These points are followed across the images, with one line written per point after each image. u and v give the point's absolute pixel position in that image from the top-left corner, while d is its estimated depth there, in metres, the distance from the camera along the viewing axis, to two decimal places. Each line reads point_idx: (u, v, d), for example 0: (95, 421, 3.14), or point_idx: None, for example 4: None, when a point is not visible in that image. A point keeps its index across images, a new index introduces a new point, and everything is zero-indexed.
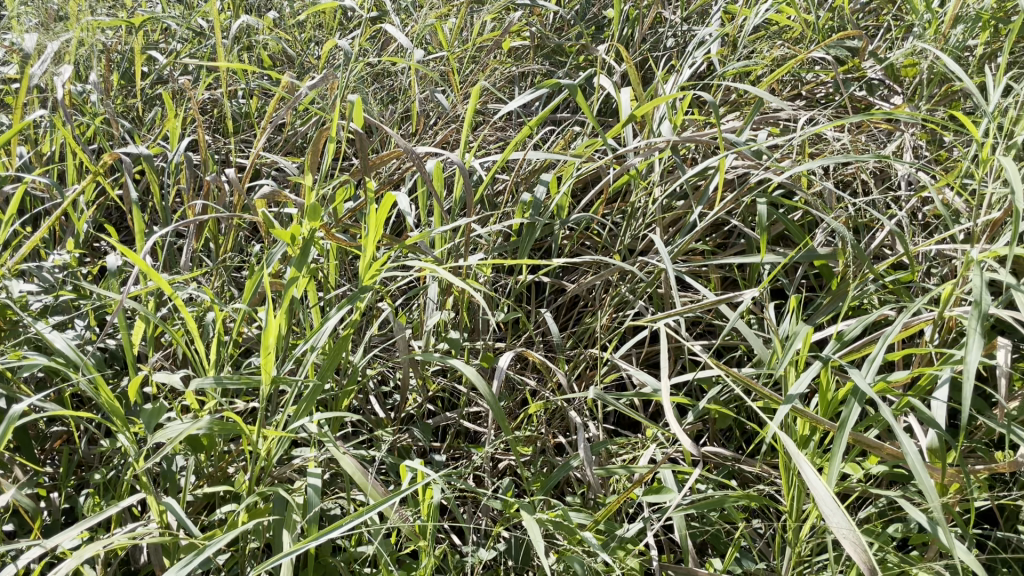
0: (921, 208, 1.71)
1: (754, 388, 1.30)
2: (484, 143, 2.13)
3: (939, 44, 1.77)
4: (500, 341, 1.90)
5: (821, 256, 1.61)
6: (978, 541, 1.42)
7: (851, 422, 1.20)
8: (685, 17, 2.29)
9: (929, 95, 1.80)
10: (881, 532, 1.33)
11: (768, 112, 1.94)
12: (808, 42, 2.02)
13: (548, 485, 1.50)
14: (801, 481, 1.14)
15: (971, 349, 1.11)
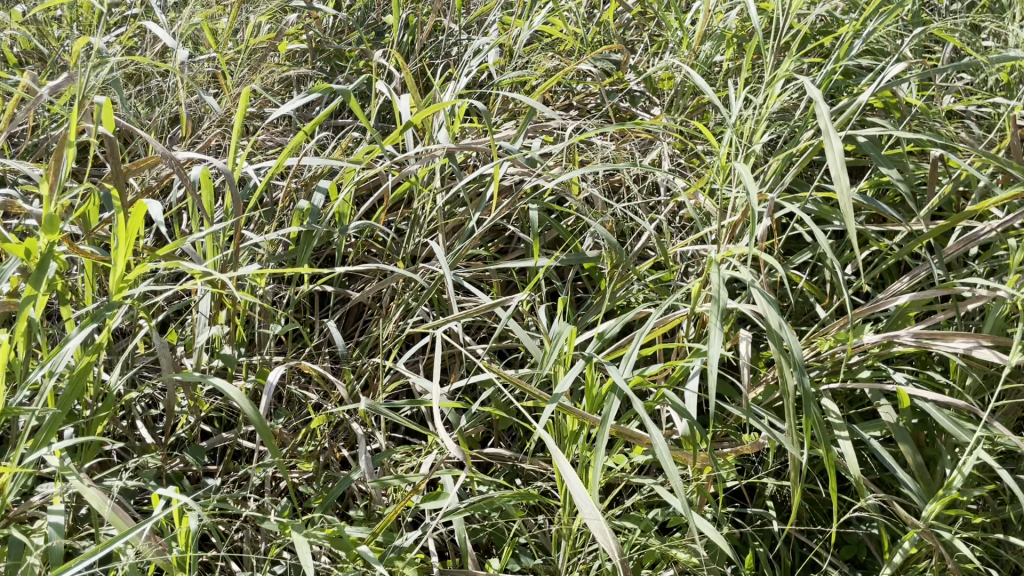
0: (678, 212, 1.84)
1: (521, 389, 1.34)
2: (260, 149, 2.06)
3: (690, 60, 1.91)
4: (281, 354, 1.83)
5: (590, 260, 1.70)
6: (732, 518, 1.55)
7: (610, 417, 1.26)
8: (464, 26, 2.33)
9: (683, 107, 1.95)
10: (645, 517, 1.41)
11: (541, 121, 2.01)
12: (577, 54, 2.12)
13: (327, 501, 1.47)
14: (561, 478, 1.19)
15: (712, 341, 1.19)
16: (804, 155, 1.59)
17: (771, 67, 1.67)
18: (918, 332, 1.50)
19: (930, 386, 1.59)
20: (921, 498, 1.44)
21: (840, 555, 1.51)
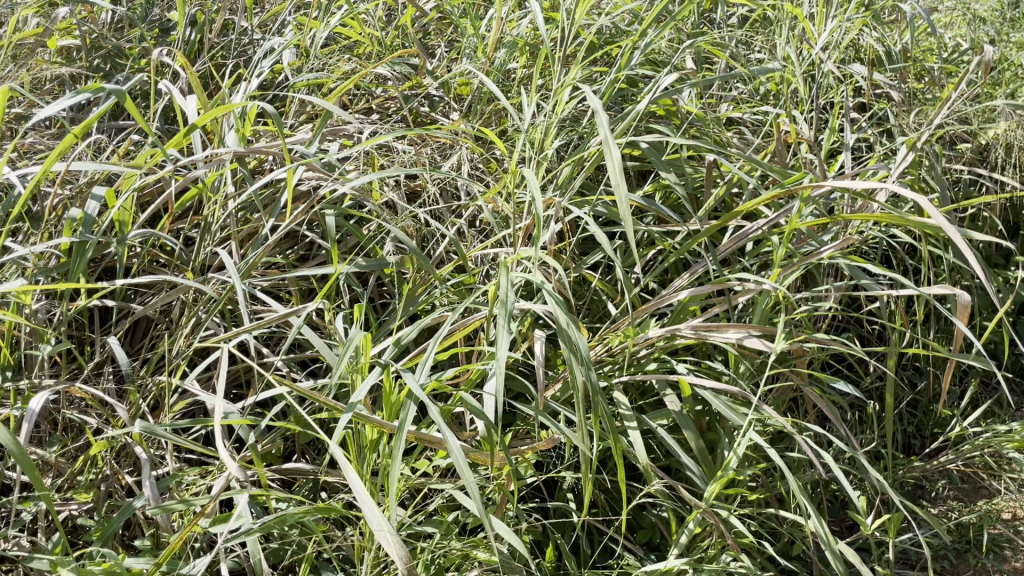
0: (477, 216, 1.87)
1: (315, 400, 1.31)
2: (27, 153, 1.89)
3: (485, 66, 1.95)
4: (54, 377, 1.69)
5: (389, 265, 1.69)
6: (535, 513, 1.59)
7: (406, 422, 1.25)
8: (257, 26, 2.25)
9: (480, 112, 1.98)
10: (447, 521, 1.43)
11: (339, 124, 1.98)
12: (375, 58, 2.10)
13: (106, 532, 1.37)
14: (351, 489, 1.16)
15: (501, 343, 1.21)
16: (590, 160, 1.67)
17: (559, 75, 1.74)
18: (696, 325, 1.61)
19: (710, 375, 1.71)
20: (703, 480, 1.55)
21: (636, 539, 1.60)
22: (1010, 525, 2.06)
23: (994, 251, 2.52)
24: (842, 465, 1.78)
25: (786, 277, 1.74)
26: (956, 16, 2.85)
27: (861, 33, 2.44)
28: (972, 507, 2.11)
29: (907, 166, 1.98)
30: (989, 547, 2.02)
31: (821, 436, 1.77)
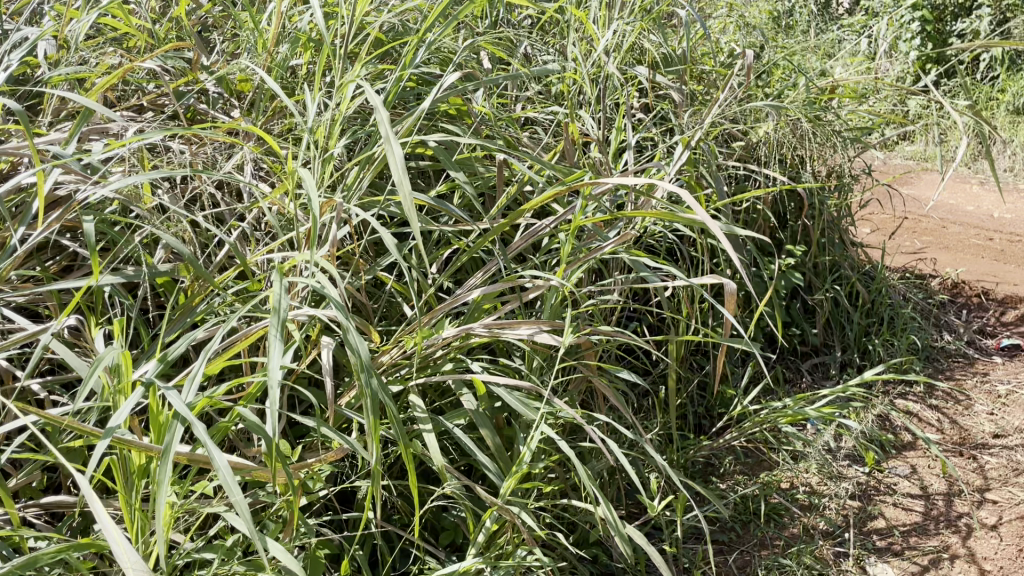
0: (260, 219, 1.79)
1: (68, 427, 1.18)
2: None
3: (265, 62, 1.87)
4: None
5: (162, 274, 1.57)
6: (331, 527, 1.55)
7: (173, 444, 1.16)
8: (9, 15, 2.06)
9: (262, 109, 1.90)
10: (230, 544, 1.35)
11: (103, 123, 1.83)
12: (145, 51, 1.96)
13: None
14: (99, 526, 1.06)
15: (272, 353, 1.14)
16: (375, 161, 1.64)
17: (341, 72, 1.69)
18: (488, 323, 1.61)
19: (505, 372, 1.72)
20: (499, 477, 1.56)
21: (439, 542, 1.59)
22: (786, 494, 2.24)
23: (766, 241, 2.75)
24: (633, 451, 1.87)
25: (572, 274, 1.79)
26: (728, 22, 3.08)
27: (642, 36, 2.57)
28: (753, 479, 2.28)
29: (682, 164, 2.15)
30: (768, 515, 2.18)
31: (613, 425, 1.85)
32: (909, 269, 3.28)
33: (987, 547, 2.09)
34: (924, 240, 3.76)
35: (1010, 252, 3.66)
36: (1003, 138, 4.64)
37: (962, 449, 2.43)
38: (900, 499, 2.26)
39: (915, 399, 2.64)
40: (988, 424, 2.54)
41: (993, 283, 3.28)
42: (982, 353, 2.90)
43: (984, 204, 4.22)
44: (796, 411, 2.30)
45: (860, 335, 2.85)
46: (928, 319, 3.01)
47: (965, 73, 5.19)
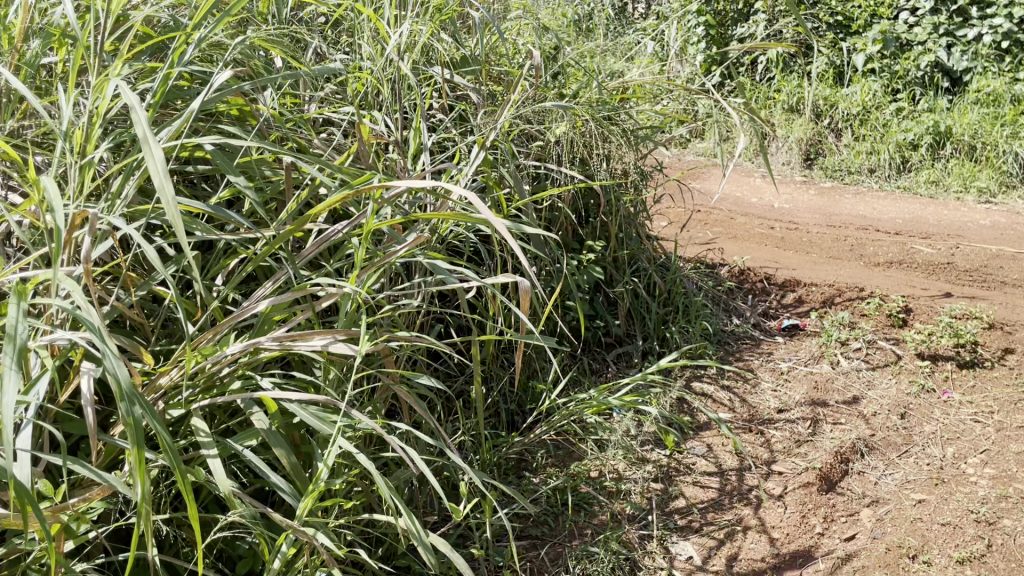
0: (14, 234, 1.60)
1: None
2: None
3: (12, 59, 1.68)
4: None
5: None
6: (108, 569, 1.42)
7: None
8: None
9: (12, 112, 1.70)
10: None
11: None
12: None
13: None
14: None
15: (5, 390, 1.01)
16: (141, 168, 1.51)
17: (96, 72, 1.53)
18: (277, 337, 1.53)
19: (299, 386, 1.64)
20: (295, 498, 1.49)
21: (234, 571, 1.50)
22: (594, 483, 2.30)
23: (568, 237, 2.85)
24: (438, 456, 1.85)
25: (365, 280, 1.72)
26: (523, 24, 3.09)
27: (436, 36, 2.55)
28: (563, 471, 2.34)
29: (478, 165, 2.16)
30: (578, 505, 2.23)
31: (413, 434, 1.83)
32: (702, 259, 3.48)
33: (775, 516, 2.23)
34: (714, 232, 4.03)
35: (789, 239, 3.97)
36: (781, 135, 5.04)
37: (751, 425, 2.58)
38: (699, 477, 2.37)
39: (709, 381, 2.80)
40: (773, 400, 2.71)
41: (774, 268, 3.53)
42: (765, 334, 3.10)
43: (766, 196, 4.56)
44: (600, 401, 2.39)
45: (659, 323, 2.98)
46: (719, 305, 3.21)
47: (747, 74, 5.59)
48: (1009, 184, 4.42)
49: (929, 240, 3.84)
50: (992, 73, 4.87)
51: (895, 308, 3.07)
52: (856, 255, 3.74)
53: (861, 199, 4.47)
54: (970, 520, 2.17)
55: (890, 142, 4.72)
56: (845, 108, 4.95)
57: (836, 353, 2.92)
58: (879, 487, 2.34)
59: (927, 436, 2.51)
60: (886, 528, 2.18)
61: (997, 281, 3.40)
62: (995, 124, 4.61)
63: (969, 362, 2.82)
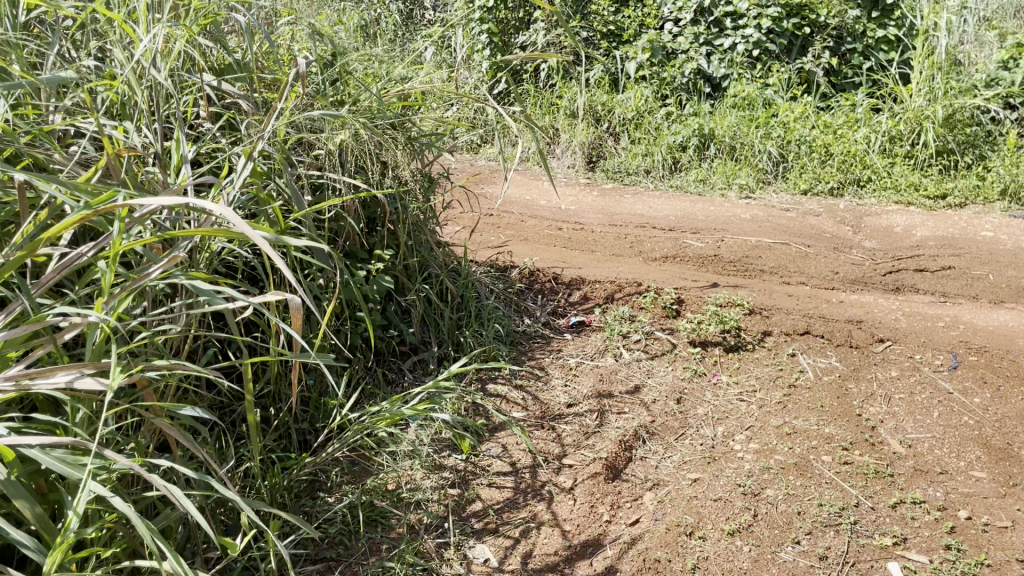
0: None
1: None
2: None
3: None
4: None
5: None
6: None
7: None
8: None
9: None
10: None
11: None
12: None
13: None
14: None
15: None
16: None
17: None
18: (12, 376, 1.38)
19: (43, 429, 1.49)
20: (42, 552, 1.34)
21: None
22: (390, 496, 2.26)
23: (355, 246, 2.77)
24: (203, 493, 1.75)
25: (117, 305, 1.57)
26: (296, 29, 2.99)
27: (197, 43, 2.41)
28: (359, 487, 2.29)
29: (247, 175, 2.06)
30: (373, 521, 2.20)
31: (169, 474, 1.72)
32: (493, 262, 3.54)
33: (566, 509, 2.31)
34: (504, 235, 4.12)
35: (575, 239, 4.13)
36: (565, 139, 5.31)
37: (542, 422, 2.66)
38: (494, 478, 2.40)
39: (503, 382, 2.85)
40: (562, 396, 2.80)
41: (561, 267, 3.65)
42: (555, 332, 3.20)
43: (553, 198, 4.72)
44: (393, 412, 2.35)
45: (452, 328, 2.99)
46: (510, 307, 3.27)
47: (531, 81, 5.77)
48: (764, 181, 4.79)
49: (699, 234, 4.12)
50: (745, 79, 5.21)
51: (669, 300, 3.25)
52: (635, 252, 3.96)
53: (639, 199, 4.74)
54: (739, 493, 2.34)
55: (661, 144, 5.03)
56: (621, 113, 5.25)
57: (619, 346, 3.07)
58: (660, 470, 2.48)
59: (701, 418, 2.69)
60: (666, 509, 2.31)
61: (757, 269, 3.72)
62: (750, 125, 4.95)
63: (734, 346, 3.03)
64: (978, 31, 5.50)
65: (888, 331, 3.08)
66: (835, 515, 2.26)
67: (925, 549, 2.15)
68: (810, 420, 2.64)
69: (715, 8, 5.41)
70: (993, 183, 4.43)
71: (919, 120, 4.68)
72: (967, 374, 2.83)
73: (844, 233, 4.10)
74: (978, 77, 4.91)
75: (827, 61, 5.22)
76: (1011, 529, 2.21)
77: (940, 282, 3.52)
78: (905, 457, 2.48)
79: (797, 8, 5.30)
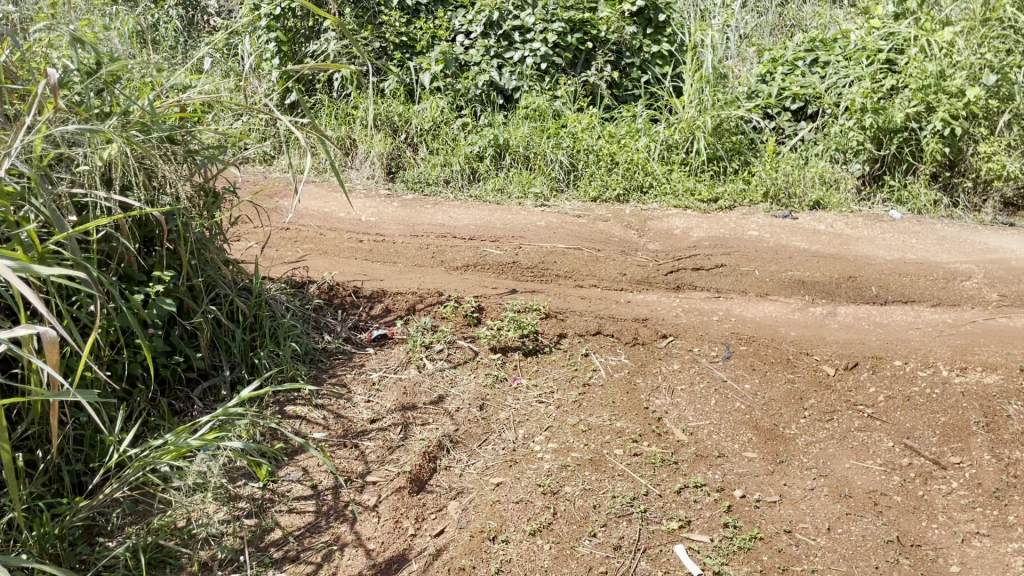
0: None
1: None
2: None
3: None
4: None
5: None
6: None
7: None
8: None
9: None
10: None
11: None
12: None
13: None
14: None
15: None
16: None
17: None
18: None
19: None
20: None
21: None
22: (179, 534, 2.15)
23: (131, 269, 2.59)
24: None
25: None
26: (53, 35, 2.74)
27: None
28: (143, 528, 2.15)
29: None
30: (161, 563, 2.08)
31: None
32: (289, 278, 3.42)
33: (370, 527, 2.27)
34: (302, 250, 4.02)
35: (376, 251, 4.09)
36: (363, 150, 5.26)
37: (344, 441, 2.61)
38: (293, 504, 2.32)
39: (302, 403, 2.76)
40: (365, 412, 2.75)
41: (362, 280, 3.58)
42: (356, 347, 3.13)
43: (352, 209, 4.65)
44: (179, 444, 2.20)
45: (246, 350, 2.85)
46: (309, 323, 3.17)
47: (324, 91, 5.66)
48: (557, 189, 4.98)
49: (497, 242, 4.21)
50: (534, 91, 5.37)
51: (468, 308, 3.27)
52: (436, 261, 3.98)
53: (439, 208, 4.77)
54: (539, 493, 2.41)
55: (459, 154, 5.10)
56: (417, 124, 5.26)
57: (422, 356, 3.06)
58: (463, 478, 2.50)
59: (503, 422, 2.75)
60: (470, 516, 2.34)
61: (552, 274, 3.87)
62: (541, 136, 5.11)
63: (532, 349, 3.11)
64: (740, 47, 6.01)
65: (670, 327, 3.29)
66: (626, 505, 2.38)
67: (707, 529, 2.33)
68: (603, 416, 2.77)
69: (503, 21, 5.54)
70: (757, 186, 4.84)
71: (691, 129, 5.06)
72: (739, 362, 3.08)
73: (631, 237, 4.34)
74: (741, 89, 5.36)
75: (609, 75, 5.52)
76: (779, 502, 2.44)
77: (715, 279, 3.81)
78: (688, 444, 2.66)
79: (580, 22, 5.58)
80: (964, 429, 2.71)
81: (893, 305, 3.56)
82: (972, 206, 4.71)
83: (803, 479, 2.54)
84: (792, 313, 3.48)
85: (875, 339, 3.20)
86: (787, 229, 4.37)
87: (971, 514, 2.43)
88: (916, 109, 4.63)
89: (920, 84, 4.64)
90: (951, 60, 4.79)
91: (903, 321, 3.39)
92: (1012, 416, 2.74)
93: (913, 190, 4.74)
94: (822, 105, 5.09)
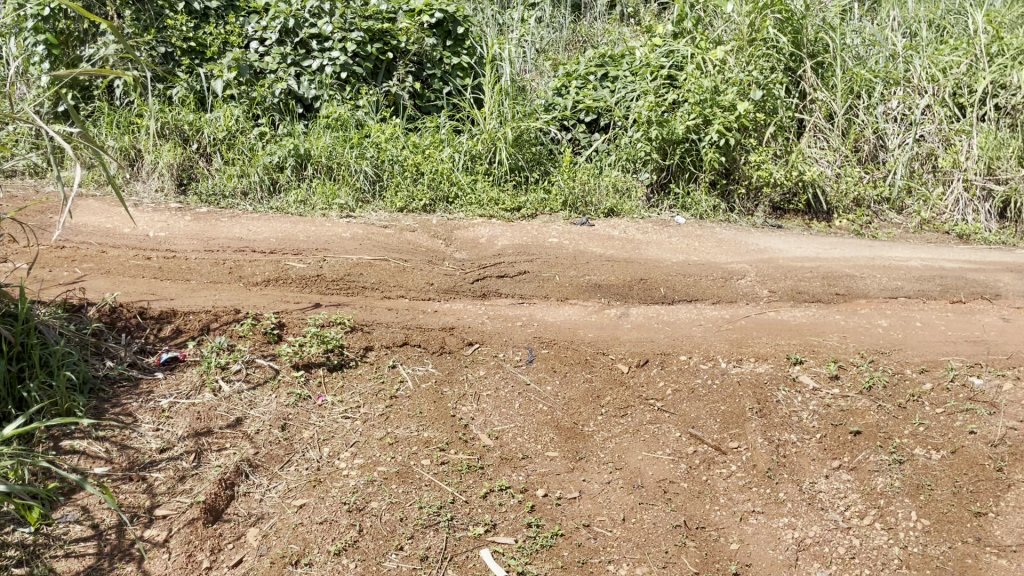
0: None
1: None
2: None
3: None
4: None
5: None
6: None
7: None
8: None
9: None
10: None
11: None
12: None
13: None
14: None
15: None
16: None
17: None
18: None
19: None
20: None
21: None
22: None
23: None
24: None
25: None
26: None
27: None
28: None
29: None
30: None
31: None
32: (64, 301, 3.15)
33: (159, 565, 2.17)
34: (81, 269, 3.72)
35: (167, 268, 3.85)
36: (150, 161, 4.94)
37: (130, 474, 2.44)
38: (71, 547, 2.17)
39: (81, 437, 2.55)
40: (154, 441, 2.58)
41: (149, 301, 3.34)
42: (144, 372, 2.92)
43: (139, 224, 4.35)
44: None
45: (12, 382, 2.59)
46: (87, 349, 2.92)
47: (105, 98, 5.28)
48: (363, 200, 4.92)
49: (300, 256, 4.09)
50: (335, 100, 5.29)
51: (268, 325, 3.12)
52: (234, 277, 3.81)
53: (237, 222, 4.56)
54: (343, 511, 2.38)
55: (257, 165, 4.91)
56: (210, 133, 5.03)
57: (217, 378, 2.90)
58: (263, 503, 2.41)
59: (306, 441, 2.67)
60: (271, 542, 2.28)
61: (358, 287, 3.81)
62: (344, 146, 5.03)
63: (337, 364, 3.03)
64: (537, 61, 6.24)
65: (475, 335, 3.34)
66: (432, 515, 2.40)
67: (511, 530, 2.39)
68: (410, 427, 2.76)
69: (299, 29, 5.42)
70: (556, 196, 5.02)
71: (493, 140, 5.16)
72: (541, 365, 3.17)
73: (437, 247, 4.36)
74: (538, 102, 5.56)
75: (410, 85, 5.54)
76: (578, 498, 2.54)
77: (518, 286, 3.91)
78: (493, 449, 2.71)
79: (379, 32, 5.53)
80: (741, 415, 2.93)
81: (679, 305, 3.82)
82: (746, 210, 5.14)
83: (601, 474, 2.66)
84: (590, 316, 3.64)
85: (663, 337, 3.41)
86: (585, 236, 4.58)
87: (748, 493, 2.66)
88: (695, 122, 4.96)
89: (697, 99, 4.95)
90: (724, 76, 5.12)
91: (688, 319, 3.64)
92: (781, 401, 3.01)
93: (695, 197, 5.09)
94: (612, 118, 5.41)
